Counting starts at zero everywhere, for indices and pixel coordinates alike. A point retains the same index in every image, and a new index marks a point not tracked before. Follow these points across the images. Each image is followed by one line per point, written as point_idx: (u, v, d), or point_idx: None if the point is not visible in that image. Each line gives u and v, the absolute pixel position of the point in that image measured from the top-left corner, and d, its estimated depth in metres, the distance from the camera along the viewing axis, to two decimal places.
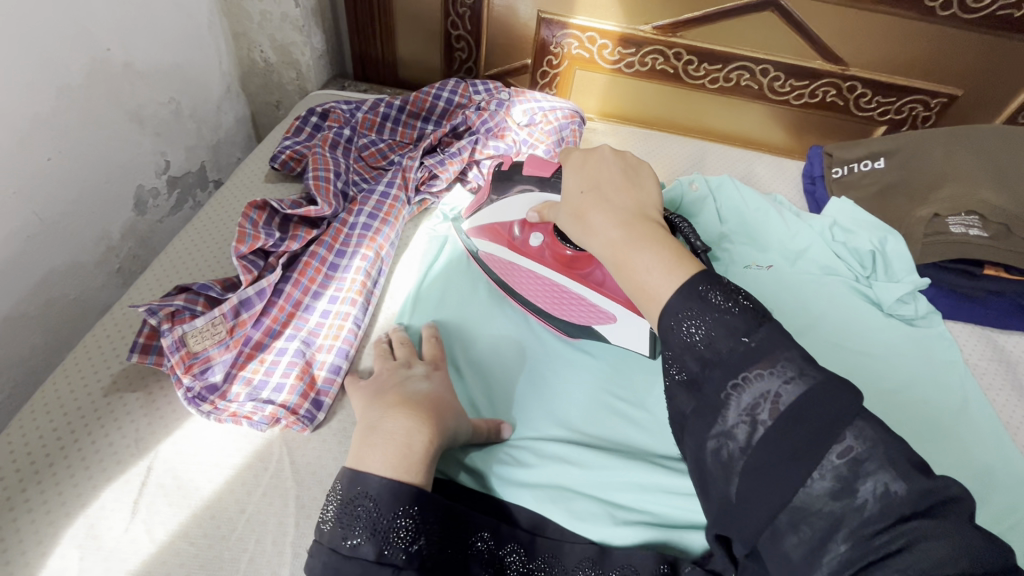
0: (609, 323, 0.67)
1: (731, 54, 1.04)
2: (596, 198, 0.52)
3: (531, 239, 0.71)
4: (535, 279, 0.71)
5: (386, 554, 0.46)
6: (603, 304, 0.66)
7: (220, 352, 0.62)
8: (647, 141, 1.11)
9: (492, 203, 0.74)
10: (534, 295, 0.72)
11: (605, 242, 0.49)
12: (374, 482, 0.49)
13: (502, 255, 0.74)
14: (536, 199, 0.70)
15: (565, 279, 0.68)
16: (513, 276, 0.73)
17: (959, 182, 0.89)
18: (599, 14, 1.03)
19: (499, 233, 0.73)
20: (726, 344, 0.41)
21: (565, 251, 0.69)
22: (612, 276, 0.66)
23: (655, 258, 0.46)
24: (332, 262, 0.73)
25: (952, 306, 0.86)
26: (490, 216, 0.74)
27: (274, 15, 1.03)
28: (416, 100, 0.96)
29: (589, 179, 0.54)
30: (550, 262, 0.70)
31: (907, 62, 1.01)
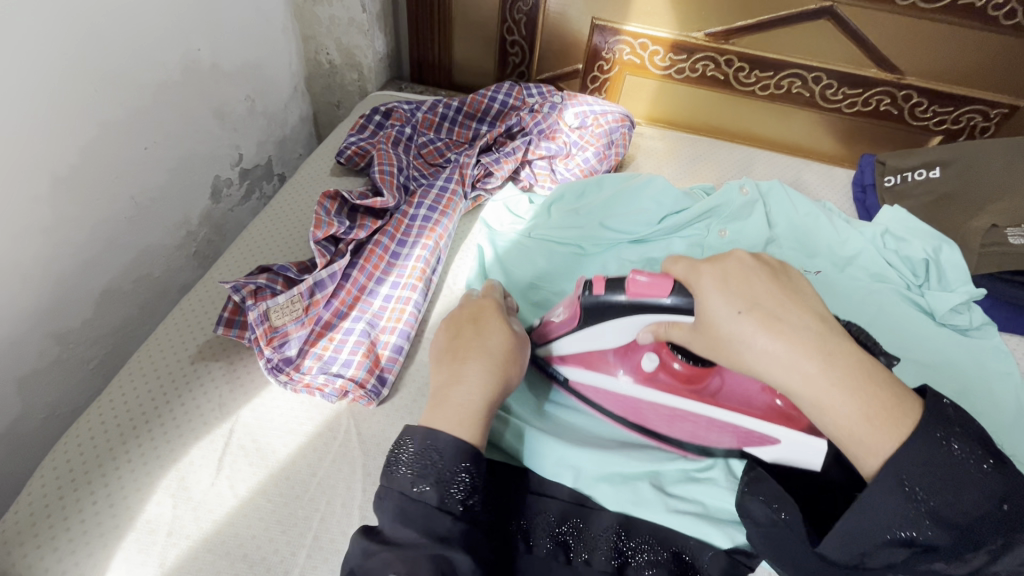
0: (770, 444, 0.60)
1: (784, 61, 1.05)
2: (765, 325, 0.48)
3: (641, 363, 0.66)
4: (653, 408, 0.65)
5: (447, 502, 0.49)
6: (759, 424, 0.61)
7: (297, 329, 0.67)
8: (694, 146, 1.13)
9: (585, 330, 0.63)
10: (666, 428, 0.65)
11: (797, 375, 0.47)
12: (444, 438, 0.52)
13: (607, 388, 0.67)
14: (644, 320, 0.59)
15: (690, 402, 0.64)
16: (629, 407, 0.66)
17: (1018, 194, 0.88)
18: (652, 21, 1.06)
19: (595, 359, 0.67)
20: (969, 480, 0.45)
21: (678, 367, 0.64)
22: (734, 381, 0.64)
23: (824, 369, 0.47)
24: (394, 251, 0.78)
25: (1010, 319, 0.84)
26: (587, 345, 0.65)
27: (342, 20, 1.09)
28: (472, 102, 1.01)
29: (744, 296, 0.50)
30: (670, 389, 0.64)
31: (965, 72, 1.00)
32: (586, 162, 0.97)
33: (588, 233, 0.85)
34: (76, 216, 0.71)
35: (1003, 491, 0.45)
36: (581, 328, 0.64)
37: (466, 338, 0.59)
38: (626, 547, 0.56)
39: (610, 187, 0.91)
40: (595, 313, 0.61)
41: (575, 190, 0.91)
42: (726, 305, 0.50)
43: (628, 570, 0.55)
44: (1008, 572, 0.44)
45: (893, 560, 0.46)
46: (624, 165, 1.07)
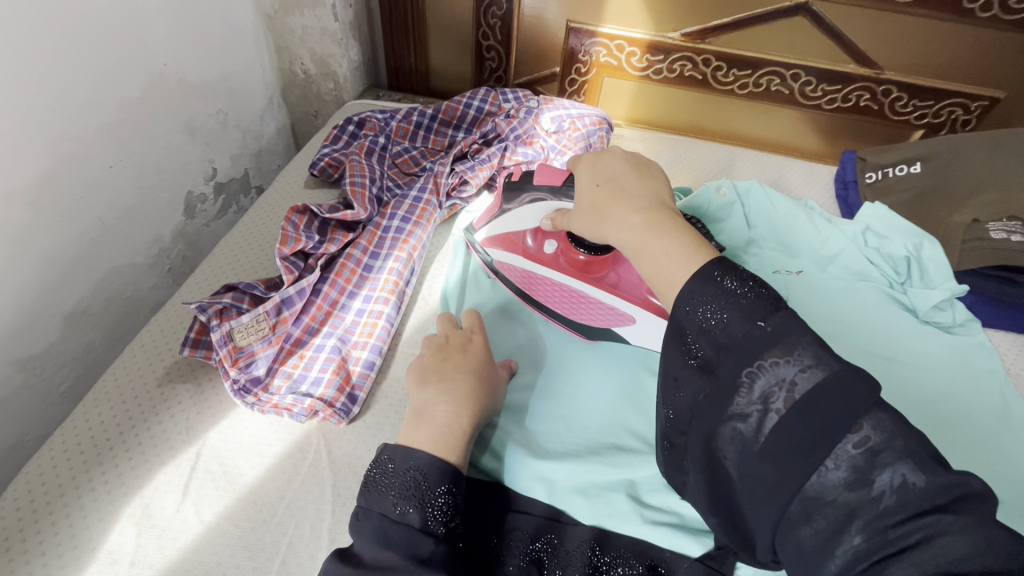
0: (630, 324, 0.70)
1: (761, 59, 1.04)
2: (614, 190, 0.57)
3: (545, 246, 0.74)
4: (550, 285, 0.73)
5: (429, 524, 0.48)
6: (630, 308, 0.69)
7: (263, 348, 0.65)
8: (674, 147, 1.12)
9: (506, 214, 0.75)
10: (552, 303, 0.74)
11: (626, 228, 0.53)
12: (425, 459, 0.50)
13: (517, 264, 0.75)
14: (547, 208, 0.72)
15: (582, 284, 0.70)
16: (532, 283, 0.74)
17: (999, 187, 0.87)
18: (627, 22, 1.05)
19: (512, 240, 0.75)
20: (742, 329, 0.42)
21: (579, 257, 0.71)
22: (626, 279, 0.70)
23: (673, 242, 0.50)
24: (367, 264, 0.77)
25: (994, 314, 0.83)
26: (504, 226, 0.75)
27: (315, 29, 1.08)
28: (447, 109, 1.00)
29: (603, 171, 0.60)
30: (564, 267, 0.72)
31: (943, 65, 0.99)
32: (564, 166, 0.96)
33: None
34: (39, 239, 0.70)
35: (761, 314, 0.42)
36: (497, 216, 0.76)
37: (453, 363, 0.59)
38: (601, 563, 0.55)
39: None
40: (512, 201, 0.74)
41: None
42: (591, 180, 0.59)
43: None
44: (762, 387, 0.40)
45: (697, 399, 0.44)
46: None
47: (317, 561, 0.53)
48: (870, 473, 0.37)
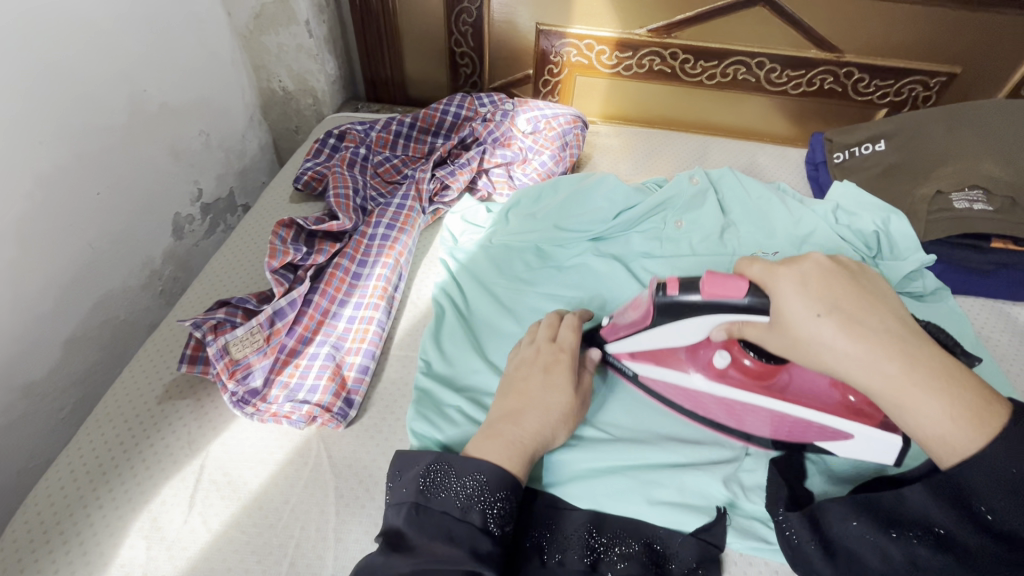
0: (844, 439, 0.61)
1: (726, 50, 1.07)
2: (846, 329, 0.48)
3: (713, 361, 0.65)
4: (726, 405, 0.65)
5: (485, 524, 0.52)
6: (830, 420, 0.61)
7: (259, 359, 0.67)
8: (649, 141, 1.15)
9: (653, 330, 0.63)
10: (730, 419, 0.65)
11: (879, 377, 0.48)
12: (488, 467, 0.54)
13: (673, 382, 0.67)
14: (716, 321, 0.57)
15: (763, 398, 0.63)
16: (690, 398, 0.67)
17: (960, 158, 0.90)
18: (594, 22, 1.08)
19: (663, 354, 0.67)
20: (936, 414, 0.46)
21: (750, 363, 0.64)
22: (804, 378, 0.64)
23: (944, 403, 0.46)
24: (355, 272, 0.79)
25: (962, 281, 0.87)
26: (650, 344, 0.66)
27: (291, 47, 1.10)
28: (425, 116, 1.02)
29: (822, 298, 0.50)
30: (739, 383, 0.65)
31: (900, 45, 1.03)
32: (543, 165, 0.99)
33: (545, 237, 0.88)
34: (32, 269, 0.71)
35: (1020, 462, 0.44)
36: (644, 332, 0.64)
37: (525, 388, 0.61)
38: (598, 543, 0.57)
39: (565, 189, 0.92)
40: (664, 310, 0.59)
41: (530, 196, 0.92)
42: (809, 305, 0.50)
43: (600, 566, 0.56)
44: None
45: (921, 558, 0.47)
46: (581, 164, 1.09)
47: (324, 561, 0.55)
48: None
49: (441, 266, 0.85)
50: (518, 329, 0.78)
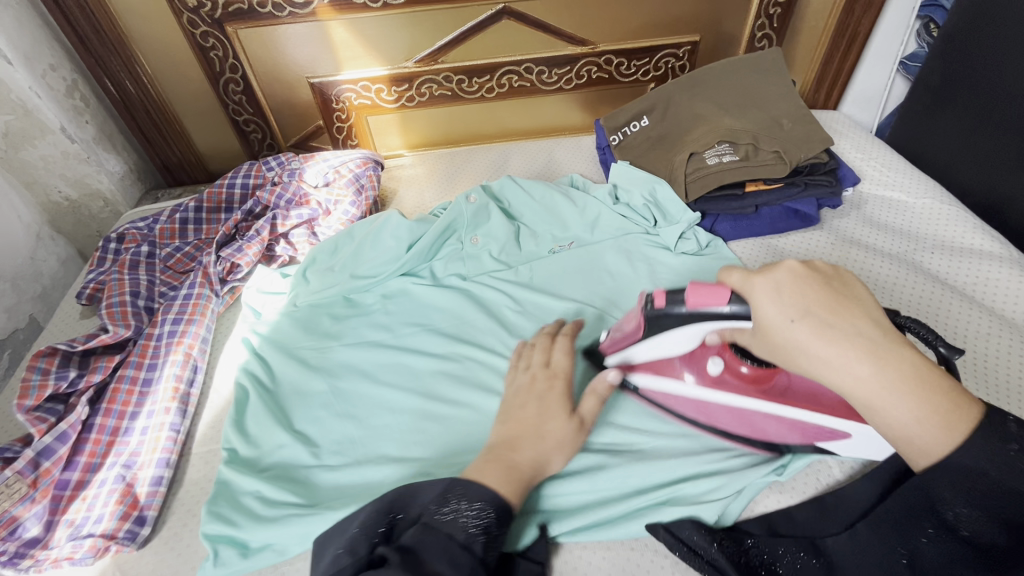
0: (843, 439, 0.65)
1: (494, 63, 1.13)
2: (820, 329, 0.49)
3: (709, 369, 0.68)
4: (723, 406, 0.68)
5: (466, 534, 0.54)
6: (829, 421, 0.64)
7: (28, 508, 0.63)
8: (453, 162, 1.18)
9: (652, 342, 0.66)
10: (714, 421, 0.69)
11: (851, 378, 0.48)
12: (473, 486, 0.58)
13: (676, 392, 0.70)
14: (708, 328, 0.60)
15: (762, 403, 0.66)
16: (698, 408, 0.69)
17: (708, 119, 1.00)
18: (362, 64, 1.10)
19: (662, 365, 0.71)
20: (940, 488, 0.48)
21: (744, 369, 0.65)
22: (800, 380, 0.67)
23: (917, 407, 0.46)
24: (144, 378, 0.76)
25: (733, 226, 0.97)
26: (654, 355, 0.69)
27: (55, 157, 1.02)
28: (210, 196, 1.01)
29: (795, 304, 0.50)
30: (733, 389, 0.67)
31: (640, 28, 1.12)
32: (346, 214, 0.99)
33: (346, 287, 0.89)
34: None
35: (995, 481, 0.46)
36: (650, 337, 0.66)
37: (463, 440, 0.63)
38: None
39: (358, 236, 0.93)
40: (665, 321, 0.63)
41: (325, 250, 0.92)
42: (785, 311, 0.50)
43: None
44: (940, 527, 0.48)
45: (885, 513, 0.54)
46: (387, 201, 1.10)
47: None
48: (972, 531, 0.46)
49: (243, 345, 0.84)
50: (325, 387, 0.78)
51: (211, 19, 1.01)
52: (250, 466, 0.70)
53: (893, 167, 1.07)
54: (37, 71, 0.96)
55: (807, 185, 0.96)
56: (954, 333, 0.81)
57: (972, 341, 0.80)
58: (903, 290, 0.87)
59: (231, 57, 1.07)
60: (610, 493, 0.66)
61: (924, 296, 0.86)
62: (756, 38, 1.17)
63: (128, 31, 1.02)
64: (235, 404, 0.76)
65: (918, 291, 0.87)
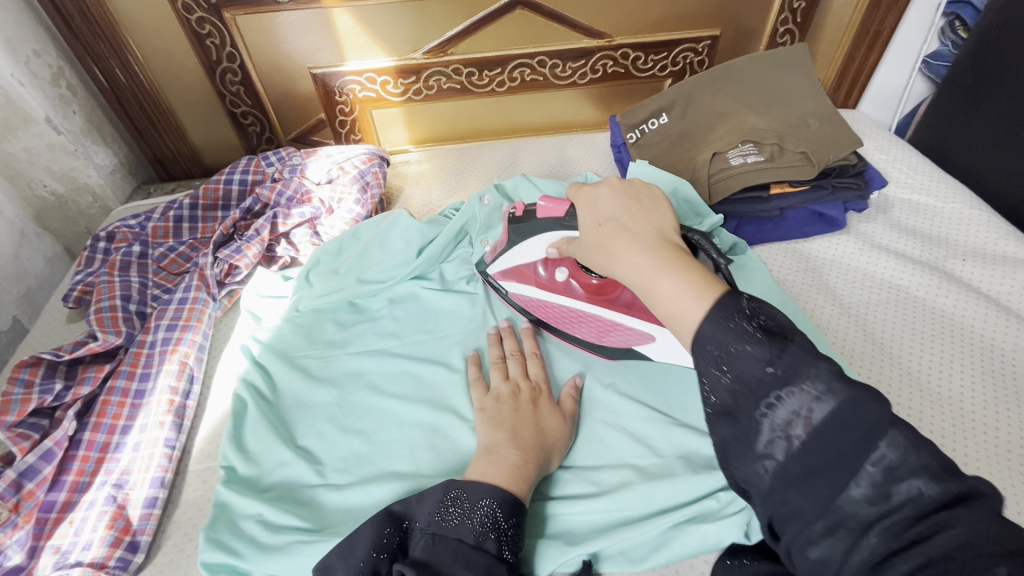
0: (651, 343, 0.71)
1: (505, 56, 1.08)
2: (617, 230, 0.52)
3: (557, 275, 0.77)
4: (568, 312, 0.77)
5: (480, 538, 0.53)
6: (642, 326, 0.71)
7: (9, 533, 0.58)
8: (462, 158, 1.13)
9: (512, 246, 0.77)
10: (562, 323, 0.77)
11: (643, 273, 0.48)
12: (471, 486, 0.56)
13: (529, 294, 0.79)
14: (550, 238, 0.73)
15: (594, 307, 0.74)
16: (545, 309, 0.78)
17: (730, 117, 0.96)
18: (367, 54, 1.05)
19: (524, 271, 0.79)
20: (753, 373, 0.41)
21: (592, 280, 0.75)
22: (640, 298, 0.73)
23: (681, 282, 0.46)
24: (137, 390, 0.71)
25: (757, 231, 0.93)
26: (512, 259, 0.79)
27: (40, 149, 0.96)
28: (206, 192, 0.95)
29: (603, 211, 0.55)
30: (579, 292, 0.76)
31: (659, 21, 1.08)
32: (350, 213, 0.94)
33: (351, 292, 0.84)
34: None
35: (766, 356, 0.41)
36: (511, 247, 0.78)
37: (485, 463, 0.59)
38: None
39: (365, 237, 0.88)
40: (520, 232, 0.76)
41: (330, 252, 0.87)
42: (598, 208, 0.55)
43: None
44: (779, 421, 0.40)
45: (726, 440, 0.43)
46: (392, 199, 1.05)
47: None
48: (890, 488, 0.37)
49: (243, 354, 0.79)
50: (331, 399, 0.73)
51: (207, 4, 0.95)
52: (250, 485, 0.65)
53: (918, 170, 1.04)
54: (21, 57, 0.89)
55: (835, 188, 0.92)
56: (990, 346, 0.77)
57: (1010, 356, 0.76)
58: (932, 299, 0.84)
59: (229, 45, 1.01)
60: (634, 513, 0.61)
61: (956, 305, 0.82)
62: (778, 33, 1.13)
63: (120, 17, 0.96)
64: (235, 417, 0.71)
65: (951, 310, 0.82)
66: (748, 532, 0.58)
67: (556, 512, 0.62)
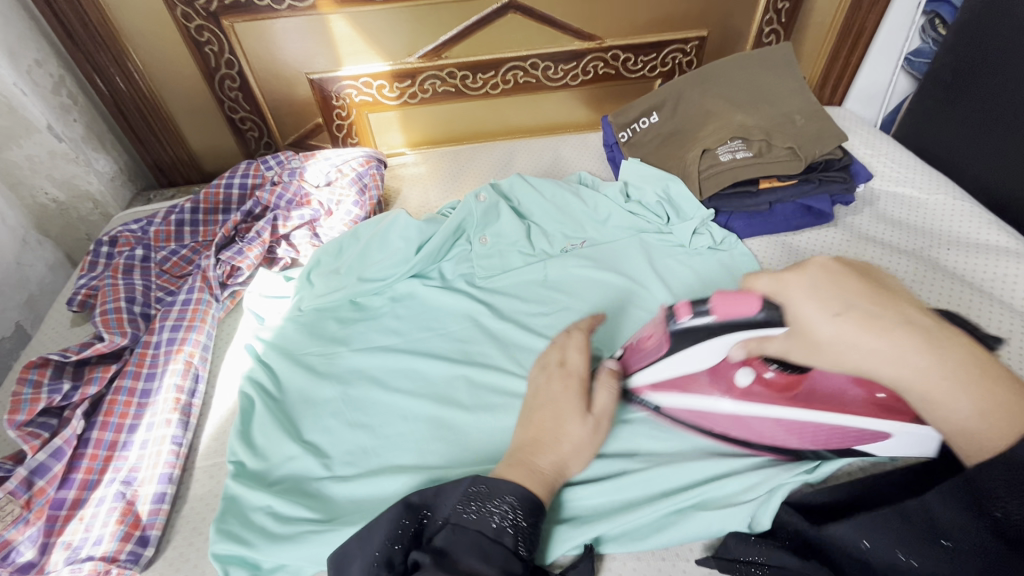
0: (884, 439, 0.60)
1: (498, 59, 1.10)
2: (864, 324, 0.50)
3: (736, 380, 0.61)
4: (756, 419, 0.62)
5: (496, 531, 0.53)
6: (868, 424, 0.59)
7: (22, 530, 0.59)
8: (457, 160, 1.15)
9: (669, 355, 0.62)
10: (734, 431, 0.64)
11: (877, 353, 0.50)
12: (495, 482, 0.56)
13: (689, 405, 0.65)
14: (732, 337, 0.58)
15: (794, 412, 0.60)
16: (715, 420, 0.64)
17: (720, 115, 0.98)
18: (363, 60, 1.07)
19: (686, 382, 0.64)
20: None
21: (771, 376, 0.59)
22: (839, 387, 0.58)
23: (945, 377, 0.49)
24: (143, 389, 0.73)
25: (748, 224, 0.95)
26: (675, 369, 0.63)
27: (41, 156, 0.97)
28: (207, 196, 0.96)
29: (835, 298, 0.52)
30: (767, 398, 0.61)
31: (648, 22, 1.10)
32: (350, 214, 0.96)
33: (352, 291, 0.86)
34: None
35: None
36: (668, 353, 0.62)
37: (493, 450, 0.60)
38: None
39: (365, 237, 0.90)
40: (682, 332, 0.60)
41: (330, 252, 0.89)
42: (821, 303, 0.52)
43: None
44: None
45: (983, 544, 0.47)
46: (390, 201, 1.07)
47: None
48: None
49: (247, 355, 0.80)
50: (336, 394, 0.75)
51: (206, 12, 0.97)
52: (257, 480, 0.67)
53: (902, 164, 1.07)
54: (23, 66, 0.91)
55: (822, 181, 0.94)
56: (979, 328, 0.79)
57: (998, 335, 0.78)
58: (922, 286, 0.86)
59: (227, 52, 1.03)
60: (635, 498, 0.63)
61: (945, 291, 0.84)
62: (763, 33, 1.16)
63: (119, 25, 0.98)
64: (242, 414, 0.73)
65: (942, 296, 0.84)
66: (752, 522, 0.60)
67: (572, 495, 0.63)
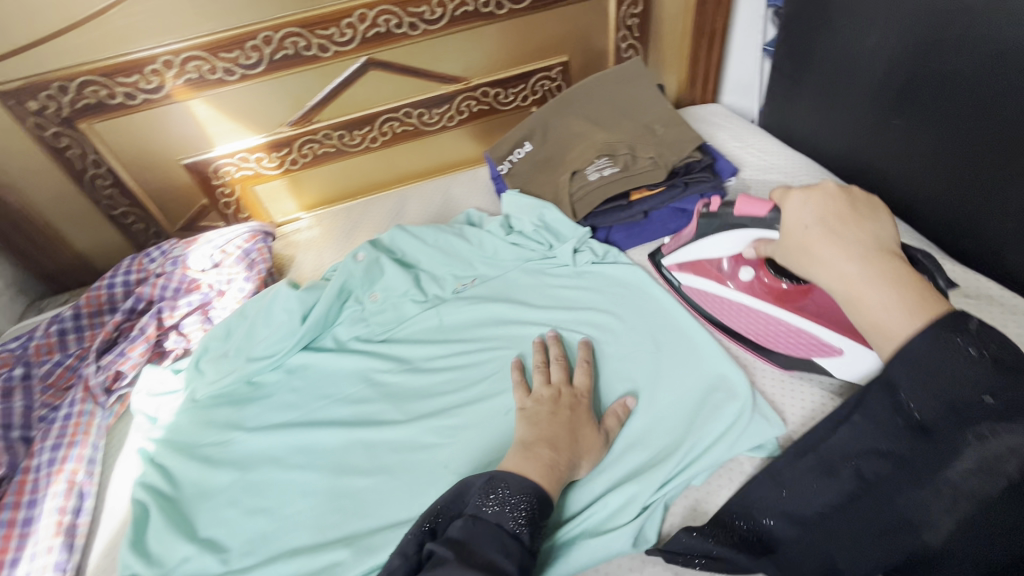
0: (835, 355, 0.69)
1: (370, 114, 1.12)
2: (829, 232, 0.61)
3: (742, 273, 0.79)
4: (748, 312, 0.78)
5: (511, 530, 0.54)
6: (829, 337, 0.69)
7: None
8: (350, 216, 1.16)
9: (698, 241, 0.83)
10: (725, 316, 0.81)
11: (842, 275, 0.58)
12: (514, 477, 0.58)
13: (712, 289, 0.82)
14: (751, 236, 0.76)
15: (778, 310, 0.75)
16: (717, 304, 0.82)
17: (584, 136, 1.02)
18: (234, 137, 1.07)
19: (706, 267, 0.83)
20: (965, 395, 0.50)
21: (779, 283, 0.75)
22: (832, 309, 0.71)
23: (895, 295, 0.55)
24: (24, 518, 0.71)
25: (627, 237, 0.98)
26: (695, 254, 0.84)
27: None
28: (88, 300, 0.95)
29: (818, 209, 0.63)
30: (763, 292, 0.76)
31: (507, 57, 1.14)
32: (241, 291, 0.96)
33: (241, 372, 0.85)
34: None
35: (994, 386, 0.49)
36: (696, 241, 0.83)
37: None
38: None
39: (251, 314, 0.89)
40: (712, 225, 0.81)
41: (218, 336, 0.88)
42: (803, 215, 0.64)
43: None
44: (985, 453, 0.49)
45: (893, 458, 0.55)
46: (285, 270, 1.07)
47: None
48: None
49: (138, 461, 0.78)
50: (231, 482, 0.74)
51: (59, 119, 0.97)
52: None
53: (767, 151, 1.12)
54: None
55: (688, 184, 0.98)
56: None
57: None
58: None
59: (91, 153, 1.02)
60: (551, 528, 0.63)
61: None
62: (622, 49, 1.21)
63: None
64: (133, 526, 0.70)
65: None
66: (639, 539, 0.61)
67: None
